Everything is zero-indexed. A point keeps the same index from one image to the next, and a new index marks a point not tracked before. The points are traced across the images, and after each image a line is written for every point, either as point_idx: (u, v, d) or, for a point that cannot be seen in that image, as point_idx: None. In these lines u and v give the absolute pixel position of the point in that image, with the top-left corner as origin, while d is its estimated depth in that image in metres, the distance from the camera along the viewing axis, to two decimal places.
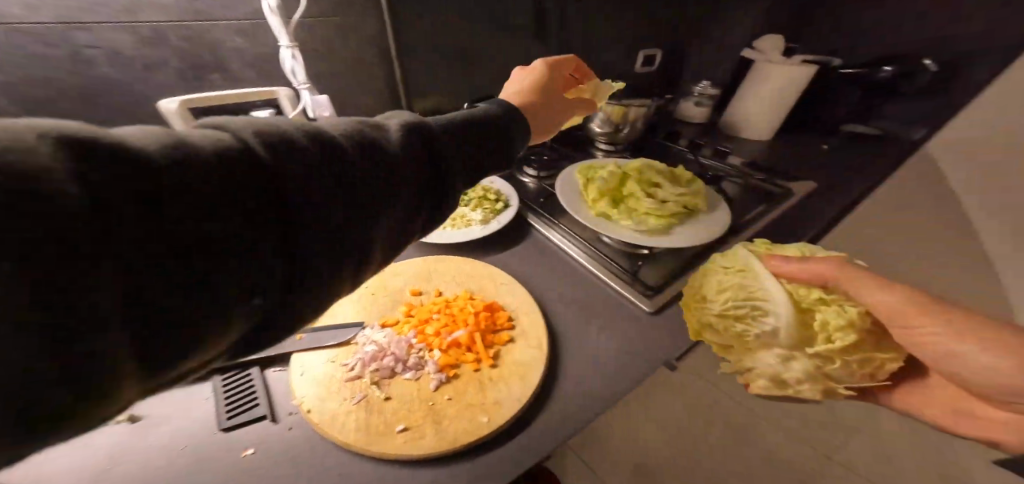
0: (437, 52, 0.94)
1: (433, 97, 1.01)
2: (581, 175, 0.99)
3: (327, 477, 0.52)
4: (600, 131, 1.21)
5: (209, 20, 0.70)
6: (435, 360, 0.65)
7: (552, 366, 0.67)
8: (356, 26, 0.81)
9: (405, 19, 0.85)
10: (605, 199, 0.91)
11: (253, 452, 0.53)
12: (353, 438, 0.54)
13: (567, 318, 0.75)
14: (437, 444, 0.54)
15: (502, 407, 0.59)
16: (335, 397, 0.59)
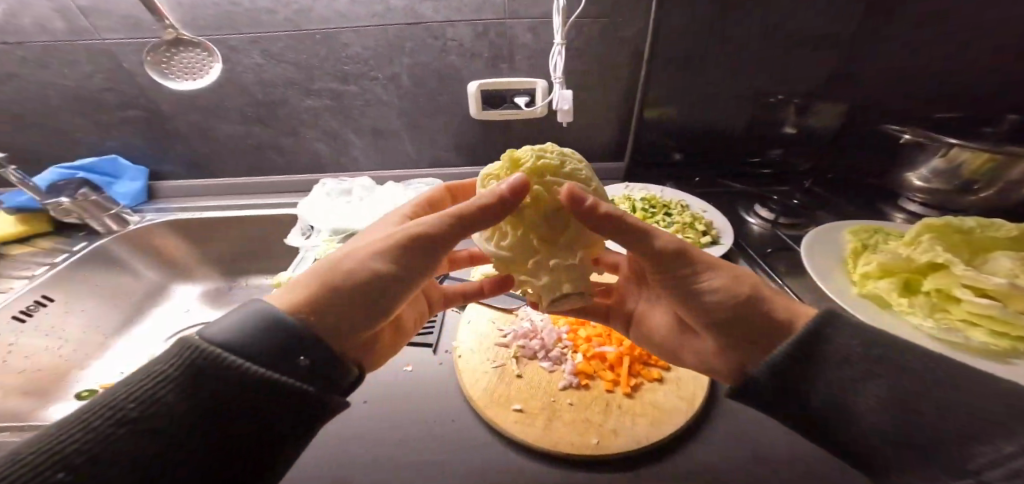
0: (698, 57, 0.88)
1: (677, 105, 0.94)
2: (856, 237, 0.63)
3: (446, 417, 0.56)
4: (922, 185, 0.79)
5: (517, 19, 0.83)
6: (574, 362, 0.61)
7: (720, 448, 0.50)
8: (626, 27, 0.84)
9: (678, 19, 0.82)
10: (894, 280, 0.54)
11: (410, 369, 0.63)
12: (478, 395, 0.57)
13: None
14: (541, 440, 0.51)
15: (616, 438, 0.51)
16: (481, 354, 0.64)
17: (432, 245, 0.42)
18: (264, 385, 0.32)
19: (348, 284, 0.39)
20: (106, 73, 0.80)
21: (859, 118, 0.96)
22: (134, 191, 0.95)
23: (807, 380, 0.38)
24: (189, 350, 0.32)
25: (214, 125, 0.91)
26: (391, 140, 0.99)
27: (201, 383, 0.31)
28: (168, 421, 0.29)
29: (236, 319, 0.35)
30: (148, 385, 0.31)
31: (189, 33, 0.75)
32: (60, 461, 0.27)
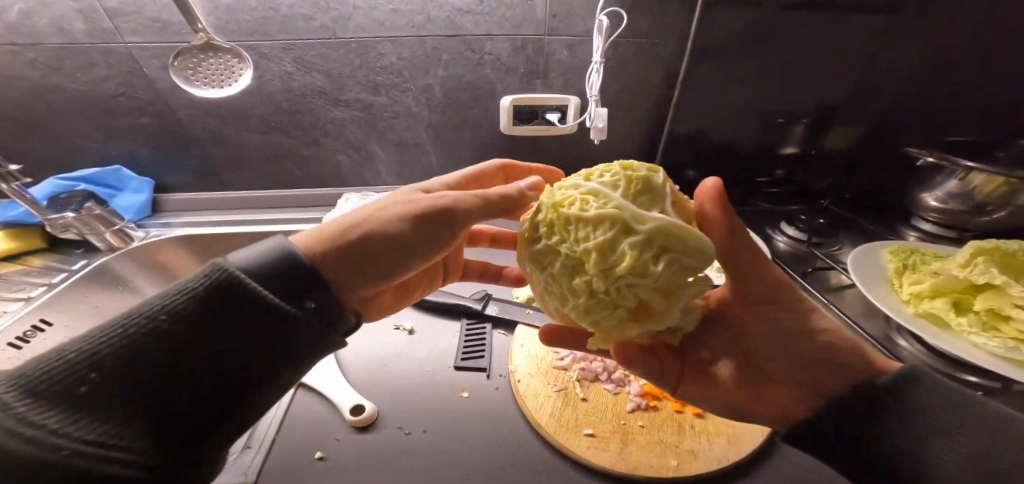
0: (729, 78, 0.90)
1: (703, 123, 0.96)
2: (897, 258, 0.67)
3: (516, 445, 0.55)
4: (937, 205, 0.84)
5: (556, 35, 0.82)
6: (639, 383, 0.60)
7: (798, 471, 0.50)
8: (662, 47, 0.85)
9: (712, 42, 0.84)
10: (946, 299, 0.58)
11: (467, 395, 0.61)
12: (546, 420, 0.56)
13: None
14: (619, 464, 0.50)
15: (696, 460, 0.50)
16: (540, 377, 0.62)
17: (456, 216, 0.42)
18: (269, 317, 0.31)
19: (366, 240, 0.39)
20: (121, 77, 0.75)
21: (874, 140, 1.01)
22: (138, 203, 0.87)
23: (871, 436, 0.39)
24: (218, 273, 0.32)
25: (232, 134, 0.85)
26: (417, 153, 0.95)
27: (224, 303, 0.31)
28: (181, 338, 0.29)
29: (263, 250, 0.34)
30: (176, 301, 0.30)
31: (220, 38, 0.72)
32: (88, 366, 0.28)
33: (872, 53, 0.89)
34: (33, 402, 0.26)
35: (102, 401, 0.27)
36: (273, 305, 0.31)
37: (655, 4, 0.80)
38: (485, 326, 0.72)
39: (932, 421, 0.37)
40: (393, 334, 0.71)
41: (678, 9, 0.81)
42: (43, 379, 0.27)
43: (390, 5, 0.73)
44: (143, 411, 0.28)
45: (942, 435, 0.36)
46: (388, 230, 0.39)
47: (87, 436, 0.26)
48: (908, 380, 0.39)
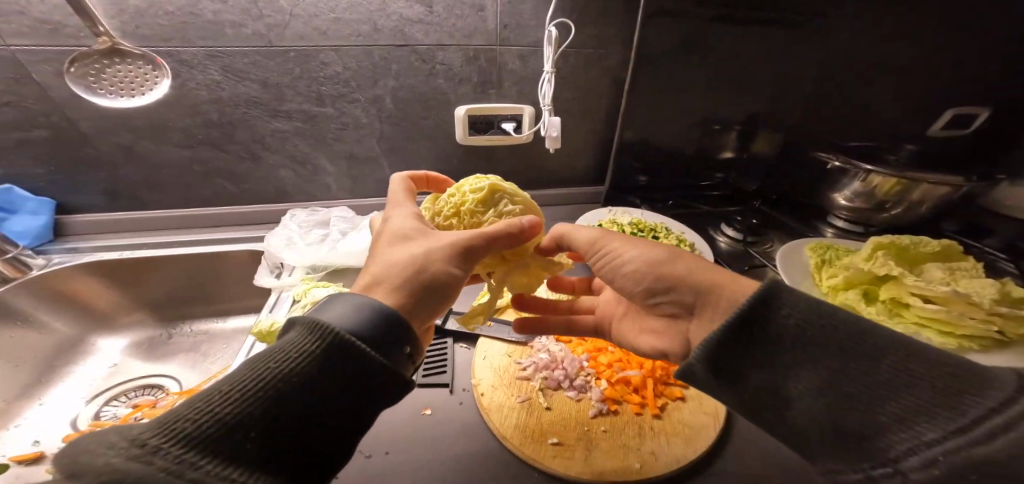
0: (670, 90, 0.96)
1: (649, 132, 1.02)
2: (816, 253, 0.75)
3: (479, 457, 0.54)
4: (847, 203, 0.95)
5: (507, 46, 0.83)
6: (601, 388, 0.61)
7: (730, 449, 0.54)
8: (607, 59, 0.89)
9: (653, 54, 0.89)
10: (856, 290, 0.66)
11: (431, 413, 0.59)
12: (511, 432, 0.56)
13: None
14: (583, 471, 0.51)
15: (657, 460, 0.52)
16: (504, 389, 0.62)
17: (438, 287, 0.42)
18: (388, 378, 0.34)
19: (411, 295, 0.40)
20: (7, 85, 0.65)
21: (795, 147, 1.14)
22: (36, 228, 0.76)
23: (744, 371, 0.36)
24: (327, 333, 0.33)
25: (152, 148, 0.77)
26: (369, 166, 0.91)
27: (341, 365, 0.32)
28: (321, 391, 0.31)
29: (354, 311, 0.35)
30: (295, 363, 0.31)
31: (127, 43, 0.64)
32: (237, 428, 0.28)
33: (790, 68, 1.00)
34: (206, 455, 0.26)
35: (244, 464, 0.27)
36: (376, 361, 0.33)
37: (599, 17, 0.83)
38: (446, 341, 0.70)
39: (812, 338, 0.32)
40: None
41: (618, 24, 0.86)
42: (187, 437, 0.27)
43: (333, 13, 0.70)
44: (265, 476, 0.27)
45: (806, 367, 0.32)
46: (439, 269, 0.42)
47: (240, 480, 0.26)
48: (766, 299, 0.35)
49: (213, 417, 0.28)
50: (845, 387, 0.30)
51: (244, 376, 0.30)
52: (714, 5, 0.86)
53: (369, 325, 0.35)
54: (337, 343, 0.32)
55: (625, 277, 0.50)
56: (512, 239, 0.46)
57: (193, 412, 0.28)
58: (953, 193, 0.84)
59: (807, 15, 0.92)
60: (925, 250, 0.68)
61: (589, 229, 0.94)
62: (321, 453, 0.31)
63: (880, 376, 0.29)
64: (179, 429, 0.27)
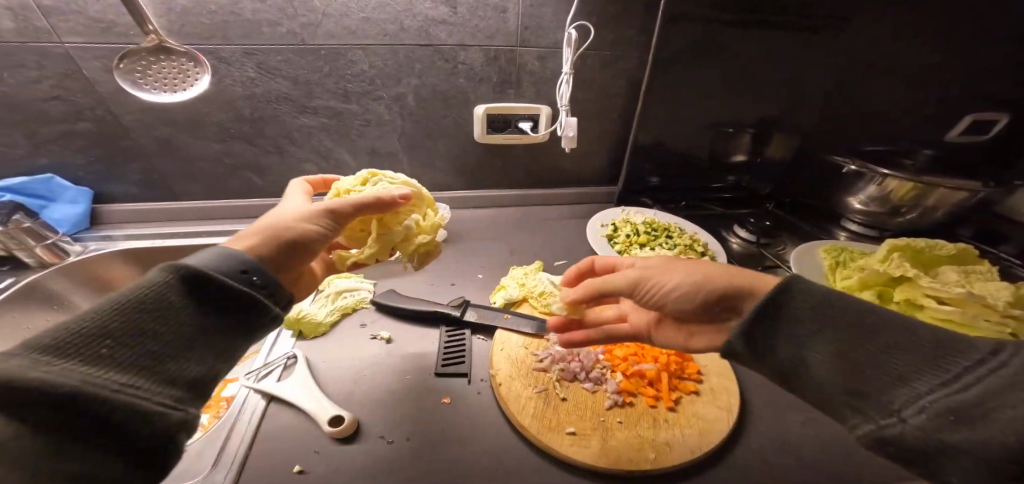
0: (686, 92, 0.97)
1: (664, 133, 1.03)
2: (830, 255, 0.76)
3: (498, 444, 0.56)
4: (861, 207, 0.96)
5: (527, 47, 0.85)
6: (616, 381, 0.62)
7: (742, 441, 0.56)
8: (624, 61, 0.91)
9: (671, 57, 0.90)
10: (871, 291, 0.67)
11: (450, 401, 0.61)
12: (529, 420, 0.57)
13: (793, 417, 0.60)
14: (600, 459, 0.52)
15: (672, 450, 0.53)
16: (521, 379, 0.63)
17: (302, 241, 0.45)
18: (248, 301, 0.38)
19: (279, 249, 0.43)
20: (58, 80, 0.68)
21: (809, 151, 1.14)
22: (74, 216, 0.79)
23: (770, 346, 0.40)
24: (179, 265, 0.35)
25: (187, 142, 0.80)
26: (389, 162, 0.94)
27: (192, 290, 0.35)
28: (181, 312, 0.34)
29: (215, 254, 0.38)
30: (151, 289, 0.33)
31: (173, 41, 0.68)
32: (91, 341, 0.30)
33: (806, 72, 1.00)
34: (65, 361, 0.28)
35: (113, 370, 0.30)
36: (233, 286, 0.37)
37: (619, 20, 0.85)
38: (464, 332, 0.72)
39: (802, 312, 0.39)
40: (369, 345, 0.69)
41: (638, 27, 0.87)
42: (46, 349, 0.28)
43: (362, 13, 0.73)
44: (138, 385, 0.30)
45: (823, 339, 0.37)
46: (300, 227, 0.45)
47: (109, 382, 0.29)
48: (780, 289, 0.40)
49: (78, 335, 0.30)
50: (850, 349, 0.36)
51: (105, 299, 0.32)
52: (732, 9, 0.87)
53: (221, 258, 0.38)
54: (191, 270, 0.35)
55: (675, 302, 0.49)
56: (383, 207, 0.51)
57: (45, 332, 0.29)
58: (969, 198, 0.84)
59: (826, 21, 0.93)
60: (941, 253, 0.69)
61: (603, 228, 0.95)
62: (189, 368, 0.33)
63: (875, 347, 0.35)
64: (31, 344, 0.28)
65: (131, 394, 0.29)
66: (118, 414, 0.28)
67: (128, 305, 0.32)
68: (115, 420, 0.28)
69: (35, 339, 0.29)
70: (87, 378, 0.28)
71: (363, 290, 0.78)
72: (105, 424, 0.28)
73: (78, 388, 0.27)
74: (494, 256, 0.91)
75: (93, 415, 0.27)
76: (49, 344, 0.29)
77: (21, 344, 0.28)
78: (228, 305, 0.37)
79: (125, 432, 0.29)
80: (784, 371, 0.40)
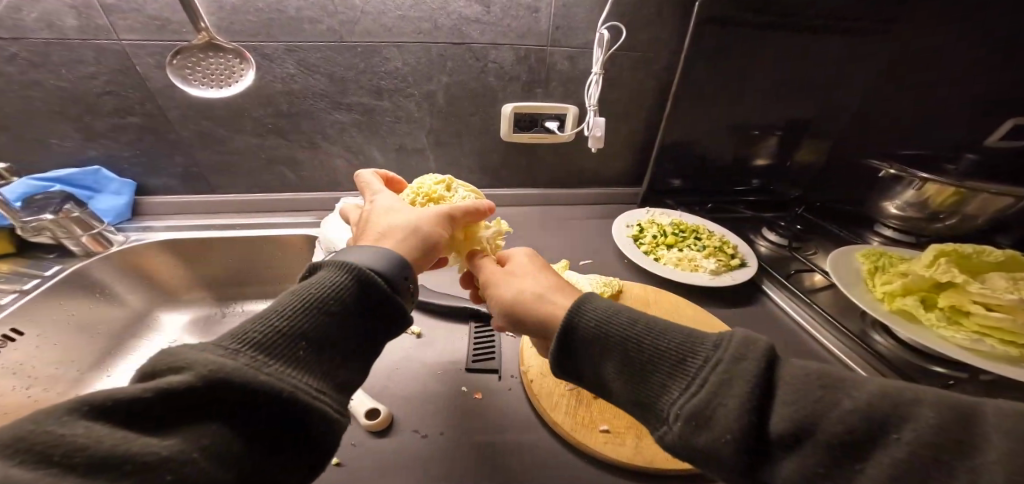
0: (716, 93, 0.96)
1: (691, 134, 1.02)
2: (869, 260, 0.74)
3: (531, 440, 0.56)
4: (897, 212, 0.94)
5: (558, 47, 0.85)
6: None
7: None
8: (655, 61, 0.91)
9: (703, 57, 0.90)
10: (914, 296, 0.65)
11: (482, 396, 0.61)
12: (562, 417, 0.57)
13: None
14: (636, 458, 0.52)
15: None
16: (552, 376, 0.63)
17: (437, 240, 0.49)
18: (401, 313, 0.40)
19: (423, 252, 0.47)
20: (112, 75, 0.71)
21: (839, 155, 1.12)
22: (119, 206, 0.82)
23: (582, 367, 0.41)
24: (354, 271, 0.37)
25: (227, 136, 0.83)
26: (417, 159, 0.95)
27: (364, 298, 0.37)
28: (351, 321, 0.36)
29: (377, 255, 0.40)
30: (333, 293, 0.36)
31: (221, 38, 0.70)
32: (293, 339, 0.32)
33: (840, 74, 0.99)
34: (275, 359, 0.30)
35: (308, 370, 0.32)
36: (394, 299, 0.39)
37: (651, 20, 0.85)
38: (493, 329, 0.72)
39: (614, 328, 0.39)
40: (400, 339, 0.69)
41: (670, 27, 0.87)
42: (259, 343, 0.31)
43: (399, 11, 0.74)
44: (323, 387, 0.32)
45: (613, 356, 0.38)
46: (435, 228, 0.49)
47: (309, 384, 0.31)
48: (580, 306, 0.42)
49: (282, 332, 0.32)
50: (640, 368, 0.37)
51: (293, 300, 0.34)
52: (767, 10, 0.86)
53: (388, 267, 0.39)
54: (366, 278, 0.37)
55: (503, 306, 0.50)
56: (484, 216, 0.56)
57: (253, 326, 0.31)
58: (1015, 205, 0.81)
59: (863, 22, 0.91)
60: (990, 259, 0.67)
61: (629, 229, 0.94)
62: (355, 374, 0.36)
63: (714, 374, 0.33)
64: (245, 337, 0.30)
65: (323, 397, 0.31)
66: (316, 418, 0.30)
67: (316, 307, 0.34)
68: (311, 423, 0.30)
69: (244, 332, 0.31)
70: (294, 380, 0.30)
71: None
72: (304, 427, 0.30)
73: (290, 390, 0.29)
74: None
75: (300, 417, 0.29)
76: (258, 338, 0.31)
77: (233, 335, 0.30)
78: (382, 315, 0.39)
79: (314, 434, 0.30)
80: (643, 399, 0.36)
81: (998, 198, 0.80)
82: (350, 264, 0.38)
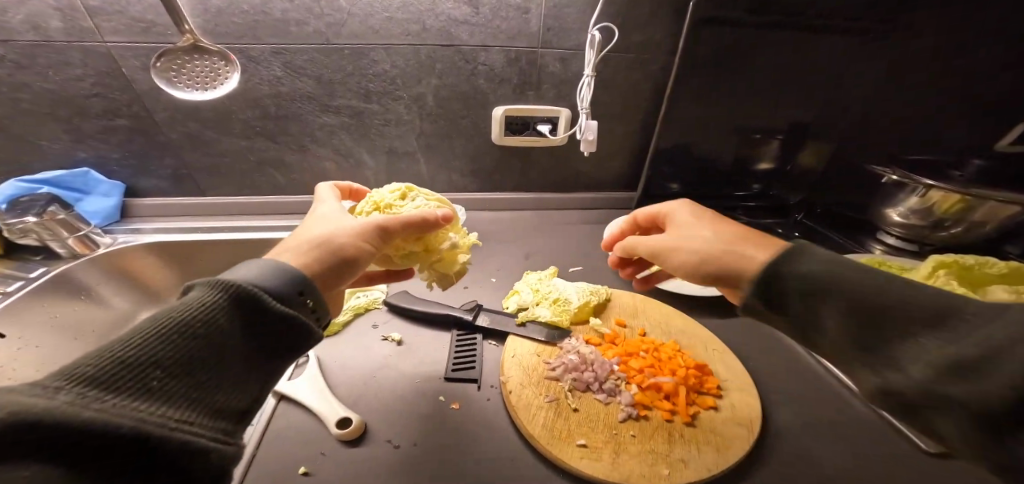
0: (713, 96, 0.94)
1: (688, 138, 1.00)
2: None
3: (505, 453, 0.54)
4: (900, 220, 0.91)
5: (549, 49, 0.83)
6: (631, 393, 0.60)
7: (766, 461, 0.53)
8: (649, 63, 0.89)
9: (699, 59, 0.87)
10: None
11: (459, 407, 0.60)
12: (538, 430, 0.55)
13: (823, 439, 0.56)
14: (611, 475, 0.50)
15: (687, 468, 0.51)
16: (531, 387, 0.62)
17: (348, 256, 0.46)
18: (293, 325, 0.38)
19: (326, 266, 0.44)
20: (99, 77, 0.71)
21: (842, 160, 1.09)
22: (107, 208, 0.83)
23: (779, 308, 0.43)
24: (229, 289, 0.34)
25: (216, 139, 0.83)
26: (407, 162, 0.94)
27: (240, 316, 0.35)
28: (225, 344, 0.33)
29: (259, 271, 0.38)
30: (200, 314, 0.32)
31: (207, 40, 0.70)
32: (144, 368, 0.28)
33: (843, 77, 0.96)
34: (116, 393, 0.26)
35: (163, 401, 0.28)
36: (282, 311, 0.37)
37: (645, 21, 0.83)
38: (476, 337, 0.71)
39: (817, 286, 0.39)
40: (380, 346, 0.69)
41: (665, 29, 0.85)
42: (98, 379, 0.26)
43: (386, 13, 0.73)
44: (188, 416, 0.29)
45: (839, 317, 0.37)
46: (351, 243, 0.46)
47: (165, 413, 0.27)
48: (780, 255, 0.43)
49: (128, 364, 0.28)
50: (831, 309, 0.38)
51: (149, 327, 0.30)
52: (766, 11, 0.84)
53: (271, 283, 0.37)
54: (242, 293, 0.35)
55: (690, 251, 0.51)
56: (428, 227, 0.53)
57: (85, 361, 0.27)
58: (1021, 215, 0.78)
59: (866, 23, 0.88)
60: (992, 271, 0.64)
61: None
62: (232, 399, 0.33)
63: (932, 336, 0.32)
64: (75, 372, 0.26)
65: (186, 425, 0.28)
66: (182, 448, 0.27)
67: (176, 332, 0.31)
68: (172, 456, 0.26)
69: (69, 368, 0.26)
70: (141, 410, 0.26)
71: (376, 291, 0.79)
72: (157, 465, 0.26)
73: (139, 422, 0.25)
74: (508, 260, 0.90)
75: (155, 451, 0.26)
76: (92, 373, 0.26)
77: (58, 374, 0.26)
78: (267, 331, 0.36)
79: (178, 471, 0.27)
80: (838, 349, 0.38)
81: (1005, 207, 0.77)
82: (223, 283, 0.35)
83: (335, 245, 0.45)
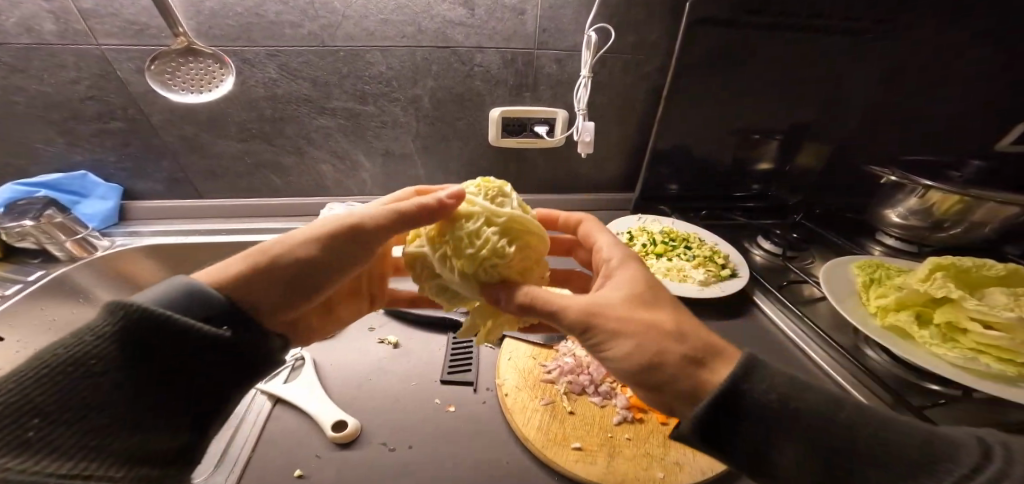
0: (710, 96, 0.93)
1: (685, 139, 0.99)
2: (864, 272, 0.72)
3: (500, 456, 0.54)
4: (899, 221, 0.90)
5: (545, 50, 0.83)
6: (626, 396, 0.60)
7: None
8: (646, 64, 0.88)
9: (696, 59, 0.87)
10: (910, 312, 0.63)
11: (454, 409, 0.60)
12: (534, 433, 0.55)
13: None
14: (605, 477, 0.50)
15: (682, 471, 0.51)
16: (527, 390, 0.62)
17: (286, 271, 0.41)
18: (209, 343, 0.34)
19: (263, 287, 0.40)
20: (93, 81, 0.72)
21: (841, 160, 1.08)
22: (105, 211, 0.83)
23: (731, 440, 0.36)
24: (122, 312, 0.32)
25: (211, 141, 0.83)
26: (403, 163, 0.94)
27: (141, 341, 0.32)
28: (124, 375, 0.31)
29: (168, 295, 0.35)
30: (91, 346, 0.31)
31: (201, 43, 0.70)
32: (24, 416, 0.27)
33: (841, 77, 0.95)
34: None
35: (44, 449, 0.27)
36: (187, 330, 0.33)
37: (641, 22, 0.82)
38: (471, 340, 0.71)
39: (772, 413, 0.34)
40: (376, 348, 0.69)
41: (661, 29, 0.84)
42: None
43: (381, 15, 0.73)
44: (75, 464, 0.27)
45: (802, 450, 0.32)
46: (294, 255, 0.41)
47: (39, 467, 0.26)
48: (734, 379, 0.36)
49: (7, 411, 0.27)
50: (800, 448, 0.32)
51: (40, 365, 0.29)
52: (762, 11, 0.83)
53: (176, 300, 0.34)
54: (139, 314, 0.31)
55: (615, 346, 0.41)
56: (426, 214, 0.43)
57: None
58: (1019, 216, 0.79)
59: (864, 23, 0.88)
60: (989, 273, 0.64)
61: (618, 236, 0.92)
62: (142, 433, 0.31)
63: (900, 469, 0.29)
64: None
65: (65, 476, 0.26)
66: None
67: (68, 369, 0.30)
68: None
69: None
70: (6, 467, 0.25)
71: None
72: None
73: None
74: None
75: None
76: None
77: None
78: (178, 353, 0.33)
79: None
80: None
81: (1004, 208, 0.77)
82: (119, 306, 0.32)
83: (277, 262, 0.41)
